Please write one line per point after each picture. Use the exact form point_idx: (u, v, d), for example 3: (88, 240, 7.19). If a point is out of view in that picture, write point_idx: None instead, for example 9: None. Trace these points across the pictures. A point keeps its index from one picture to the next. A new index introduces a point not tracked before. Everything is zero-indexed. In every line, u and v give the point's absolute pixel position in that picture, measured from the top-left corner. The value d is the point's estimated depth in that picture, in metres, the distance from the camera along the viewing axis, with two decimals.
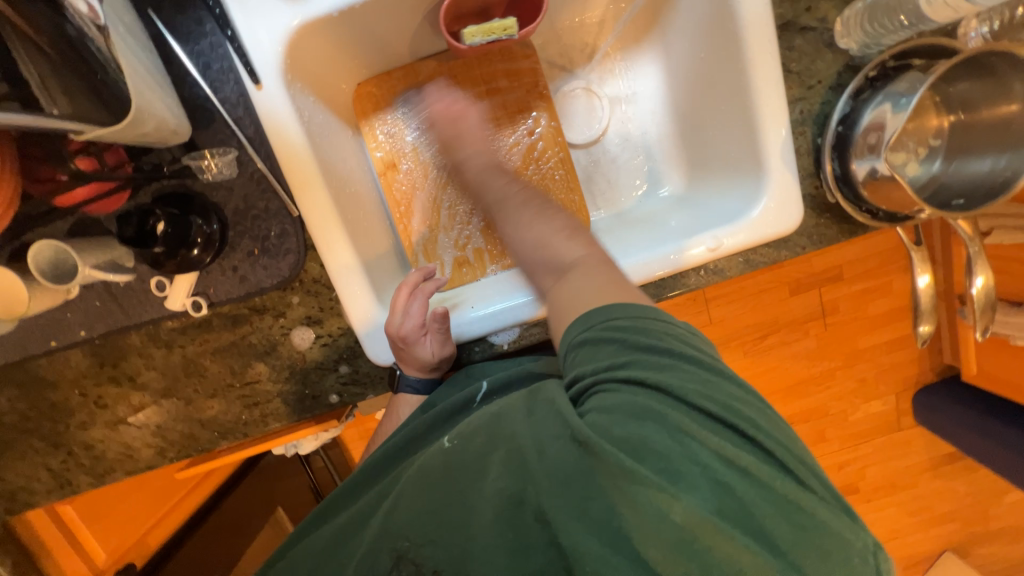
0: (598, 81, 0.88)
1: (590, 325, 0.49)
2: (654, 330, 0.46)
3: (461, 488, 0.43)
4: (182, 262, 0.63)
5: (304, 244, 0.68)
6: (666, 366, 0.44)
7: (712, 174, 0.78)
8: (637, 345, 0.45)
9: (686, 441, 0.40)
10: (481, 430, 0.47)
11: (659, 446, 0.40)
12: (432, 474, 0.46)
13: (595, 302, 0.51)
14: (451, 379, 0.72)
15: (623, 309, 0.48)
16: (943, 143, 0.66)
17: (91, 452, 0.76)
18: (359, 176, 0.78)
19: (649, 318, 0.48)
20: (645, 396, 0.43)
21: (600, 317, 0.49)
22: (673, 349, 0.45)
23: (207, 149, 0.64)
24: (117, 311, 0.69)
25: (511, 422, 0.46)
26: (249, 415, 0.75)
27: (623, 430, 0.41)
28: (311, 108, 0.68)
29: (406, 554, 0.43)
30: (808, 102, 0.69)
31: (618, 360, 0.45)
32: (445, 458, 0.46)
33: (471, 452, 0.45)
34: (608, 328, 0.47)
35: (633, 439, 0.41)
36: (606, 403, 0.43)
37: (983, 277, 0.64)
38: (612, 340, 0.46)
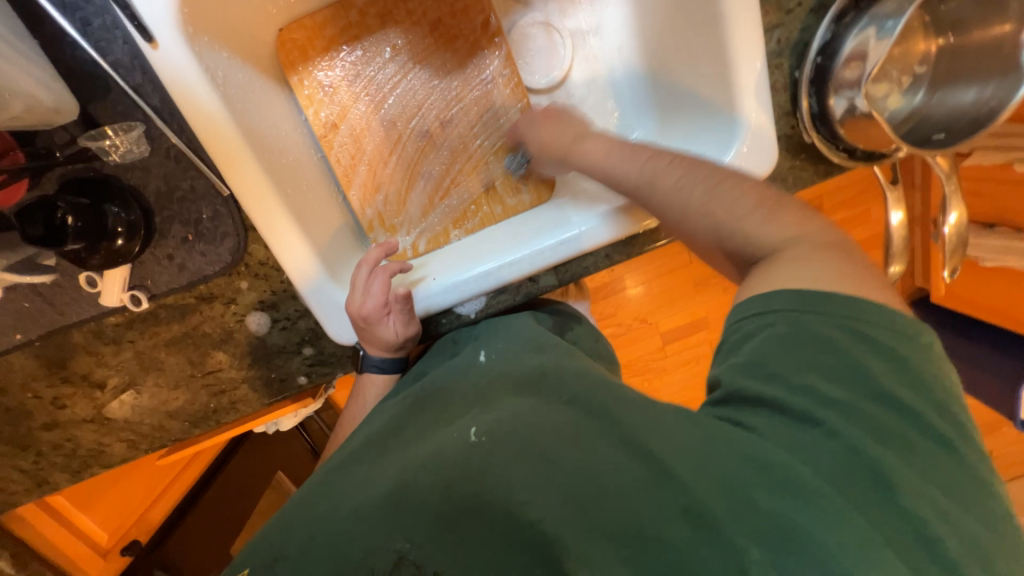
0: (558, 13, 0.78)
1: (806, 311, 0.39)
2: (858, 359, 0.38)
3: (473, 496, 0.38)
4: (109, 255, 0.59)
5: (242, 226, 0.62)
6: (865, 415, 0.36)
7: (685, 116, 0.72)
8: (826, 365, 0.38)
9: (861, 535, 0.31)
10: (514, 431, 0.42)
11: (825, 535, 0.31)
12: (449, 469, 0.41)
13: (825, 283, 0.40)
14: (439, 349, 0.71)
15: (860, 311, 0.39)
16: (929, 70, 0.60)
17: (61, 451, 0.74)
18: (296, 142, 0.71)
19: (865, 324, 0.39)
20: (809, 468, 0.34)
21: (841, 310, 0.39)
22: (897, 397, 0.36)
23: (107, 126, 0.56)
24: (50, 311, 0.64)
25: (556, 437, 0.41)
26: (218, 403, 0.73)
27: (769, 499, 0.33)
28: (225, 66, 0.59)
29: (406, 556, 0.36)
30: (787, 29, 0.61)
31: (814, 388, 0.37)
32: (464, 453, 0.42)
33: (496, 461, 0.40)
34: (816, 335, 0.39)
35: (784, 519, 0.32)
36: (767, 453, 0.35)
37: (956, 214, 0.62)
38: (810, 355, 0.38)
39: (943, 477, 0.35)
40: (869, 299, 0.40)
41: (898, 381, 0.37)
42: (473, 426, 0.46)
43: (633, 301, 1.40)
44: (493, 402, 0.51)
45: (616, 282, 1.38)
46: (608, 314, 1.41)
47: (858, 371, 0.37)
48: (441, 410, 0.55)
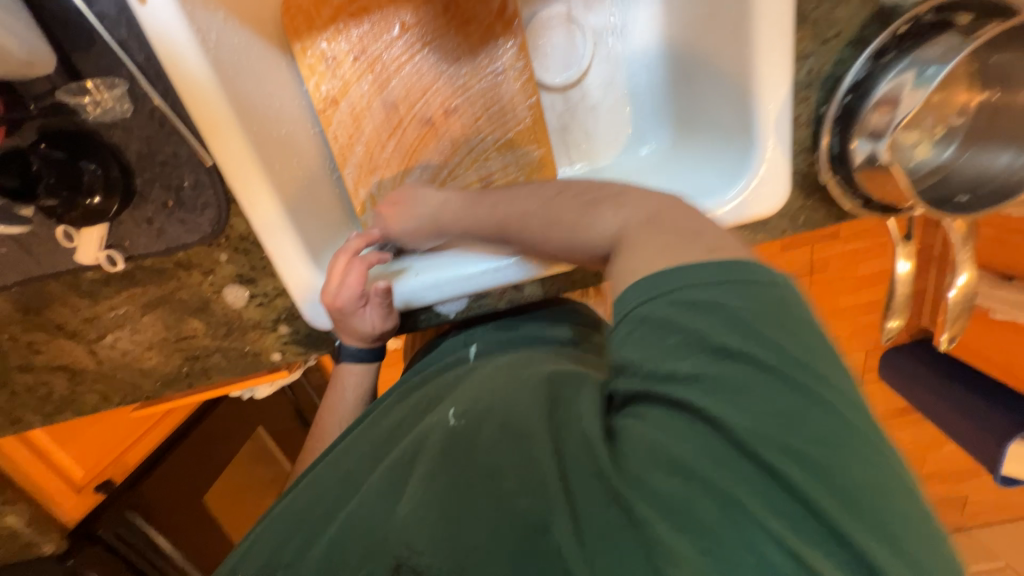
0: (583, 6, 0.73)
1: (661, 299, 0.34)
2: (733, 321, 0.32)
3: (469, 476, 0.35)
4: (85, 213, 0.57)
5: (225, 198, 0.61)
6: (743, 394, 0.31)
7: (701, 135, 0.68)
8: (703, 343, 0.32)
9: (737, 517, 0.28)
10: (487, 416, 0.40)
11: (704, 511, 0.28)
12: (439, 459, 0.37)
13: (667, 265, 0.36)
14: (442, 347, 0.70)
15: (699, 276, 0.35)
16: (966, 123, 0.56)
17: (36, 394, 0.75)
18: (292, 113, 0.68)
19: (731, 293, 0.33)
20: (698, 449, 0.30)
21: (666, 285, 0.35)
22: (788, 368, 0.31)
23: (89, 80, 0.53)
24: (28, 260, 0.63)
25: (523, 413, 0.38)
26: (191, 368, 0.74)
27: (667, 480, 0.30)
28: (219, 28, 0.56)
29: (405, 564, 0.32)
30: (821, 60, 0.57)
31: (676, 373, 0.32)
32: (448, 439, 0.39)
33: (479, 444, 0.37)
34: (688, 315, 0.33)
35: (669, 498, 0.29)
36: (647, 440, 0.32)
37: (966, 275, 0.58)
38: (675, 329, 0.33)
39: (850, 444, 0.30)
40: (721, 270, 0.34)
41: (762, 347, 0.31)
42: (451, 410, 0.45)
43: None
44: (470, 391, 0.49)
45: None
46: None
47: (734, 337, 0.32)
48: (427, 396, 0.56)
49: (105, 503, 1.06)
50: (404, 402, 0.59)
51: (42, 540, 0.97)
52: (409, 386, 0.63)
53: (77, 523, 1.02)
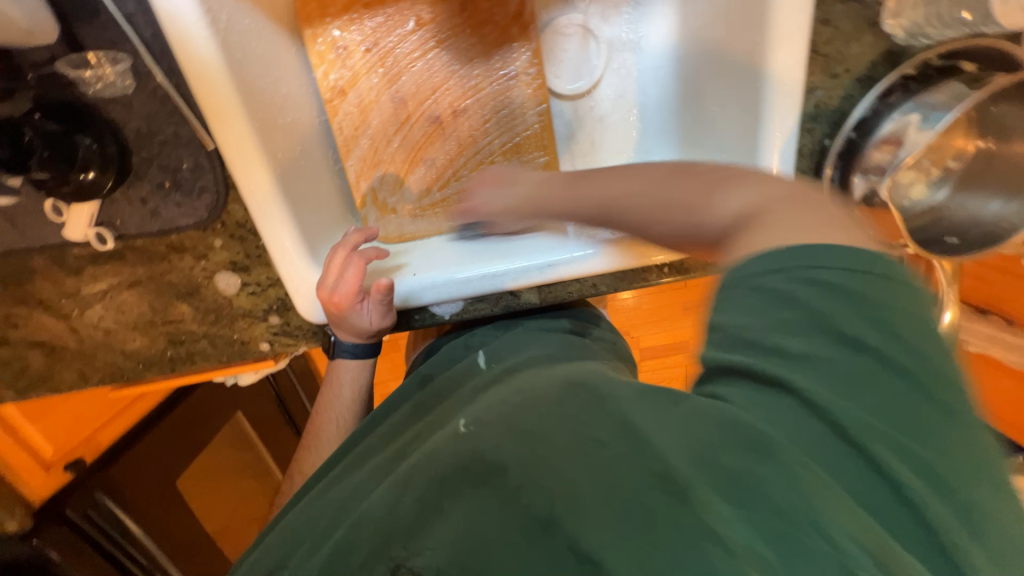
0: (599, 17, 0.73)
1: (778, 273, 0.30)
2: (872, 309, 0.28)
3: (472, 473, 0.33)
4: (78, 188, 0.55)
5: (224, 183, 0.59)
6: (868, 384, 0.28)
7: (705, 157, 0.69)
8: (830, 324, 0.29)
9: (822, 505, 0.25)
10: (503, 417, 0.39)
11: (776, 498, 0.26)
12: (445, 463, 0.36)
13: (798, 239, 0.31)
14: (451, 350, 0.70)
15: (829, 256, 0.30)
16: (960, 168, 0.58)
17: (9, 368, 0.73)
18: (298, 101, 0.67)
19: (880, 275, 0.30)
20: (768, 419, 0.28)
21: (798, 261, 0.30)
22: (872, 346, 0.28)
23: (91, 53, 0.51)
24: (12, 231, 0.61)
25: (537, 414, 0.36)
26: (174, 352, 0.72)
27: (733, 456, 0.27)
28: (231, 9, 0.55)
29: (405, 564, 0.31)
30: (829, 94, 0.58)
31: (788, 350, 0.29)
32: (455, 443, 0.38)
33: (489, 436, 0.36)
34: (823, 286, 0.29)
35: (738, 477, 0.26)
36: (753, 425, 0.28)
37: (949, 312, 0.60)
38: (790, 301, 0.29)
39: (950, 455, 0.27)
40: (834, 245, 0.30)
41: (906, 350, 0.28)
42: (462, 418, 0.44)
43: (621, 312, 1.40)
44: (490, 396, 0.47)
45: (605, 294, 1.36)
46: None
47: (880, 329, 0.28)
48: (439, 413, 0.54)
49: (74, 482, 1.01)
50: (412, 414, 0.59)
51: (6, 518, 0.91)
52: (416, 402, 0.61)
53: (44, 501, 0.97)
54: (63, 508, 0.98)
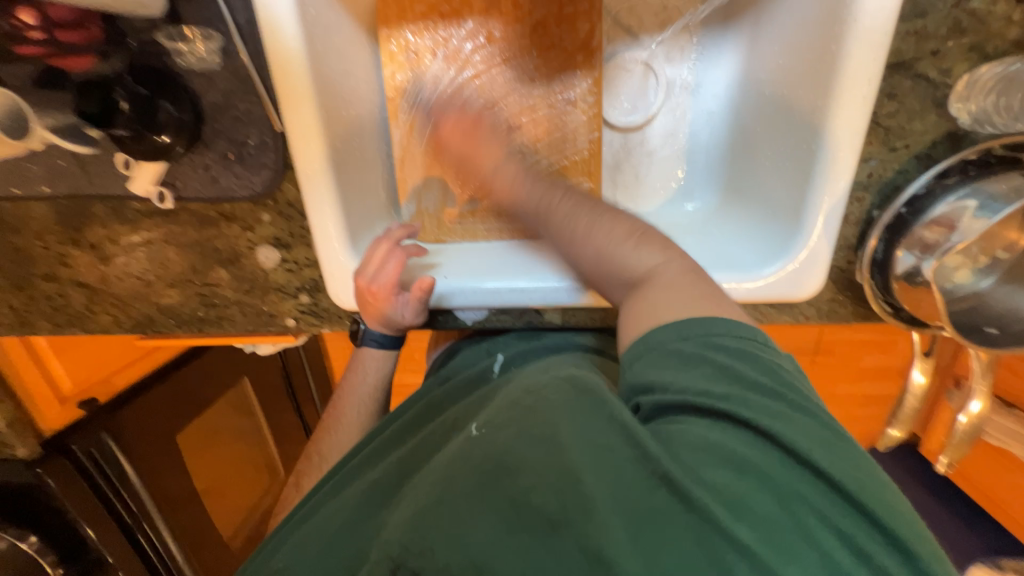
0: (664, 57, 0.74)
1: (685, 339, 0.44)
2: (767, 365, 0.42)
3: (482, 485, 0.37)
4: (152, 148, 0.58)
5: (283, 163, 0.62)
6: (796, 425, 0.38)
7: (747, 207, 0.69)
8: (740, 378, 0.41)
9: (793, 505, 0.34)
10: (513, 419, 0.42)
11: (757, 502, 0.34)
12: (460, 469, 0.39)
13: (689, 311, 0.46)
14: (472, 353, 0.73)
15: (723, 326, 0.44)
16: (1011, 258, 0.56)
17: (52, 303, 0.77)
18: (364, 96, 0.69)
19: (758, 345, 0.44)
20: (738, 445, 0.37)
21: (701, 328, 0.44)
22: (779, 390, 0.40)
23: (189, 28, 0.55)
24: (81, 177, 0.64)
25: (551, 418, 0.40)
26: (206, 313, 0.75)
27: (718, 471, 0.36)
28: (319, 4, 0.58)
29: (405, 565, 0.35)
30: (884, 166, 0.58)
31: (712, 392, 0.40)
32: (467, 450, 0.41)
33: (499, 442, 0.40)
34: (725, 347, 0.43)
35: (724, 484, 0.35)
36: (727, 447, 0.37)
37: (980, 402, 0.59)
38: (704, 362, 0.42)
39: (870, 470, 0.38)
40: (716, 315, 0.45)
41: (780, 383, 0.41)
42: (474, 423, 0.46)
43: None
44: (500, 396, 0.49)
45: None
46: None
47: (774, 381, 0.41)
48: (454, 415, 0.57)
49: (84, 419, 1.04)
50: (423, 414, 0.65)
51: (17, 443, 0.96)
52: (430, 400, 0.67)
53: (55, 432, 1.01)
54: (68, 442, 0.99)
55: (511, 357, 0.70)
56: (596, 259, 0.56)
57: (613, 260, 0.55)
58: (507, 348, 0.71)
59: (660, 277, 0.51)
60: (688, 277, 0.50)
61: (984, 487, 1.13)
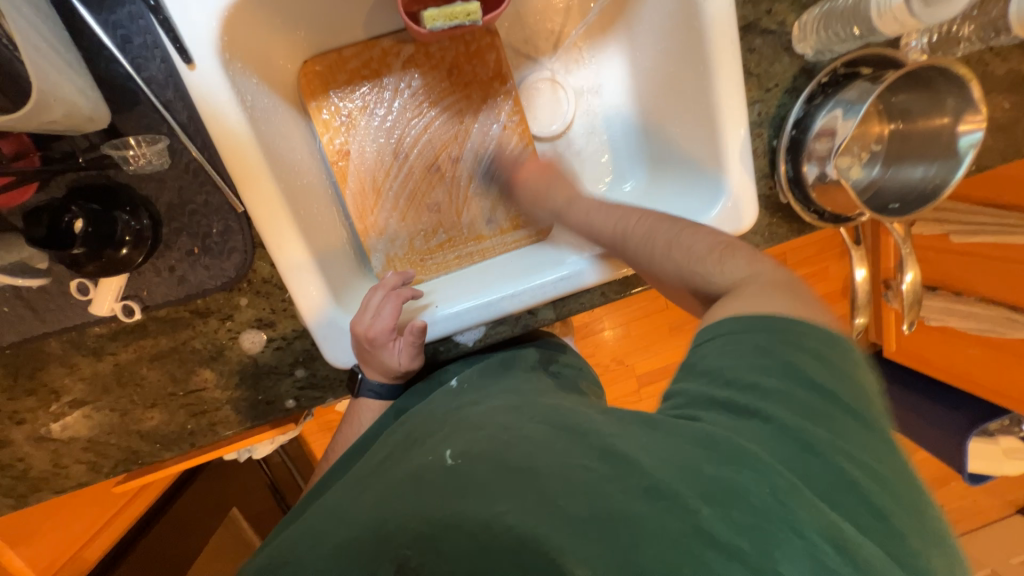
0: (564, 71, 0.86)
1: (751, 331, 0.44)
2: (824, 362, 0.42)
3: (461, 505, 0.38)
4: (106, 264, 0.57)
5: (252, 242, 0.63)
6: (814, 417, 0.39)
7: (674, 171, 0.79)
8: (793, 375, 0.41)
9: (789, 501, 0.35)
10: (494, 452, 0.42)
11: (751, 494, 0.35)
12: (434, 492, 0.40)
13: (765, 308, 0.46)
14: (419, 387, 0.71)
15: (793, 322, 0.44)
16: (883, 149, 0.70)
17: (9, 472, 0.68)
18: (309, 166, 0.73)
19: (829, 347, 0.44)
20: (750, 439, 0.38)
21: (769, 324, 0.44)
22: (818, 383, 0.41)
23: (131, 137, 0.57)
24: (30, 317, 0.61)
25: (533, 446, 0.41)
26: (196, 424, 0.70)
27: (714, 468, 0.36)
28: (253, 90, 0.62)
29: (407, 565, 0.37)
30: (766, 104, 0.70)
31: (757, 385, 0.41)
32: (446, 473, 0.42)
33: (478, 473, 0.40)
34: (796, 342, 0.43)
35: (725, 481, 0.35)
36: (737, 443, 0.38)
37: (912, 272, 0.69)
38: (766, 358, 0.42)
39: (885, 463, 0.38)
40: (800, 315, 0.45)
41: (837, 380, 0.42)
42: (448, 448, 0.46)
43: (611, 342, 1.41)
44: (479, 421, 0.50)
45: (596, 322, 1.38)
46: (588, 354, 1.41)
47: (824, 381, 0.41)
48: (416, 433, 0.57)
49: None
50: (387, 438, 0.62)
51: None
52: (393, 429, 0.63)
53: None
54: None
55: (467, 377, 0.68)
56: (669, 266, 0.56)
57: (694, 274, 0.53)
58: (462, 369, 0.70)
59: (748, 288, 0.49)
60: (775, 287, 0.48)
61: (942, 360, 1.26)
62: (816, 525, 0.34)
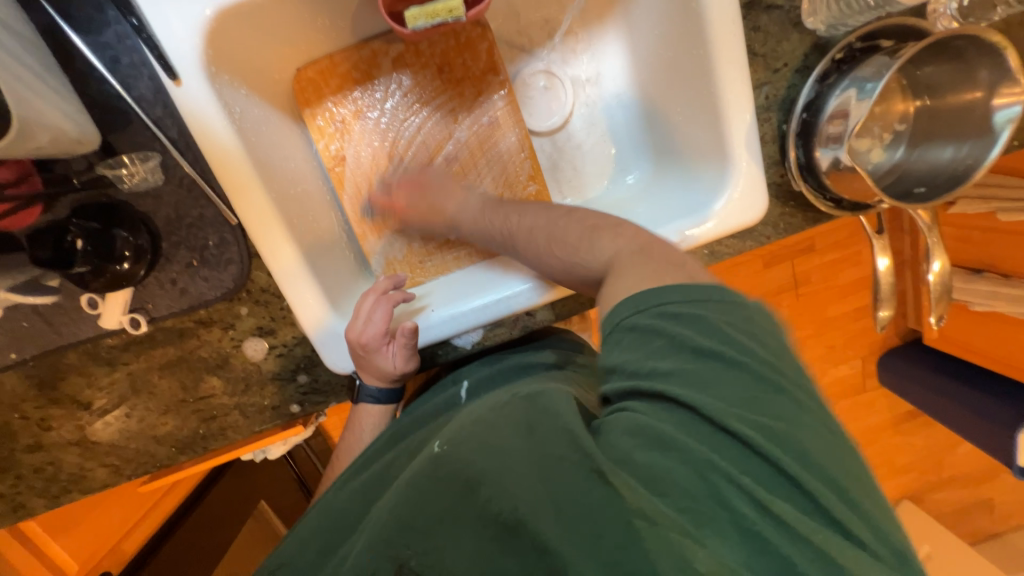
0: (560, 62, 0.83)
1: (644, 311, 0.45)
2: (716, 328, 0.43)
3: (446, 501, 0.39)
4: (113, 278, 0.59)
5: (248, 253, 0.64)
6: (733, 395, 0.40)
7: (679, 161, 0.75)
8: (699, 353, 0.42)
9: (712, 475, 0.37)
10: (474, 439, 0.42)
11: (677, 474, 0.37)
12: (419, 488, 0.41)
13: (652, 283, 0.47)
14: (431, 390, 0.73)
15: (679, 294, 0.45)
16: (908, 128, 0.64)
17: (42, 475, 0.72)
18: (305, 173, 0.73)
19: (709, 306, 0.45)
20: (674, 422, 0.40)
21: (655, 300, 0.45)
22: (723, 357, 0.42)
23: (125, 155, 0.58)
24: (48, 332, 0.64)
25: (501, 435, 0.41)
26: (207, 429, 0.72)
27: (644, 453, 0.39)
28: (242, 102, 0.62)
29: (407, 564, 0.37)
30: (774, 86, 0.65)
31: (658, 369, 0.42)
32: (431, 465, 0.42)
33: (455, 466, 0.41)
34: (679, 315, 0.44)
35: (652, 465, 0.38)
36: (670, 424, 0.39)
37: (940, 261, 0.64)
38: (659, 338, 0.43)
39: (808, 426, 0.40)
40: (689, 283, 0.46)
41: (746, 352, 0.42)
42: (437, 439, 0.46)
43: None
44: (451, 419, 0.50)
45: None
46: None
47: (729, 349, 0.42)
48: (411, 440, 0.59)
49: None
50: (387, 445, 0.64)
51: None
52: (393, 433, 0.66)
53: None
54: None
55: (477, 381, 0.69)
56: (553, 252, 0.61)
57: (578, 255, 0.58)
58: (474, 373, 0.71)
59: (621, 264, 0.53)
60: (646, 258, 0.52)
61: (986, 349, 1.17)
62: (743, 498, 0.36)
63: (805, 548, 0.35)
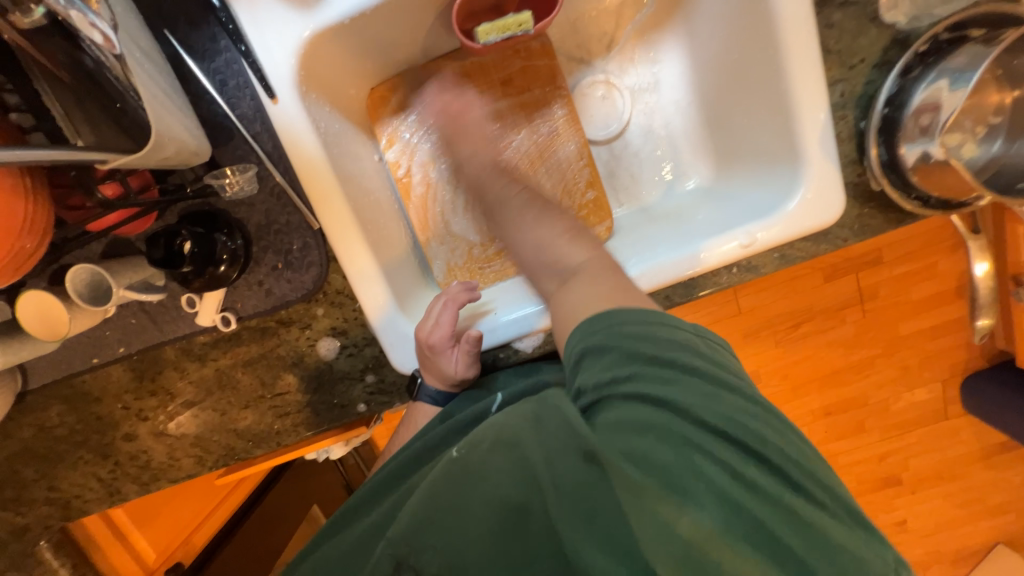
0: (618, 72, 0.84)
1: (592, 333, 0.51)
2: (659, 340, 0.49)
3: (466, 502, 0.41)
4: (210, 279, 0.64)
5: (326, 257, 0.68)
6: (701, 392, 0.46)
7: (744, 165, 0.74)
8: (643, 358, 0.47)
9: (687, 450, 0.42)
10: (488, 440, 0.44)
11: (659, 456, 0.42)
12: (433, 482, 0.44)
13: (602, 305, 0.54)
14: (467, 392, 0.72)
15: (630, 315, 0.51)
16: (1004, 121, 0.60)
17: (136, 462, 0.79)
18: (377, 184, 0.77)
19: (654, 326, 0.50)
20: (651, 414, 0.44)
21: (605, 323, 0.51)
22: (676, 361, 0.47)
23: (228, 167, 0.64)
24: (152, 328, 0.71)
25: (513, 432, 0.44)
26: (281, 424, 0.76)
27: (626, 442, 0.43)
28: (326, 117, 0.68)
29: (406, 560, 0.40)
30: (851, 83, 0.63)
31: (621, 377, 0.46)
32: (449, 465, 0.45)
33: (473, 463, 0.43)
34: (627, 332, 0.49)
35: (637, 450, 0.42)
36: (637, 417, 0.44)
37: None
38: (610, 351, 0.49)
39: (762, 417, 0.46)
40: (632, 308, 0.52)
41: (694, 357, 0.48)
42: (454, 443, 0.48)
43: None
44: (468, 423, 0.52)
45: None
46: None
47: (672, 356, 0.47)
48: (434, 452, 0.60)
49: None
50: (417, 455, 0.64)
51: None
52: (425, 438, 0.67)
53: None
54: None
55: (511, 395, 0.67)
56: (539, 261, 0.67)
57: (551, 250, 0.66)
58: (508, 385, 0.69)
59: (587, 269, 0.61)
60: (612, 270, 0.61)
61: None
62: (717, 474, 0.41)
63: (772, 510, 0.41)
